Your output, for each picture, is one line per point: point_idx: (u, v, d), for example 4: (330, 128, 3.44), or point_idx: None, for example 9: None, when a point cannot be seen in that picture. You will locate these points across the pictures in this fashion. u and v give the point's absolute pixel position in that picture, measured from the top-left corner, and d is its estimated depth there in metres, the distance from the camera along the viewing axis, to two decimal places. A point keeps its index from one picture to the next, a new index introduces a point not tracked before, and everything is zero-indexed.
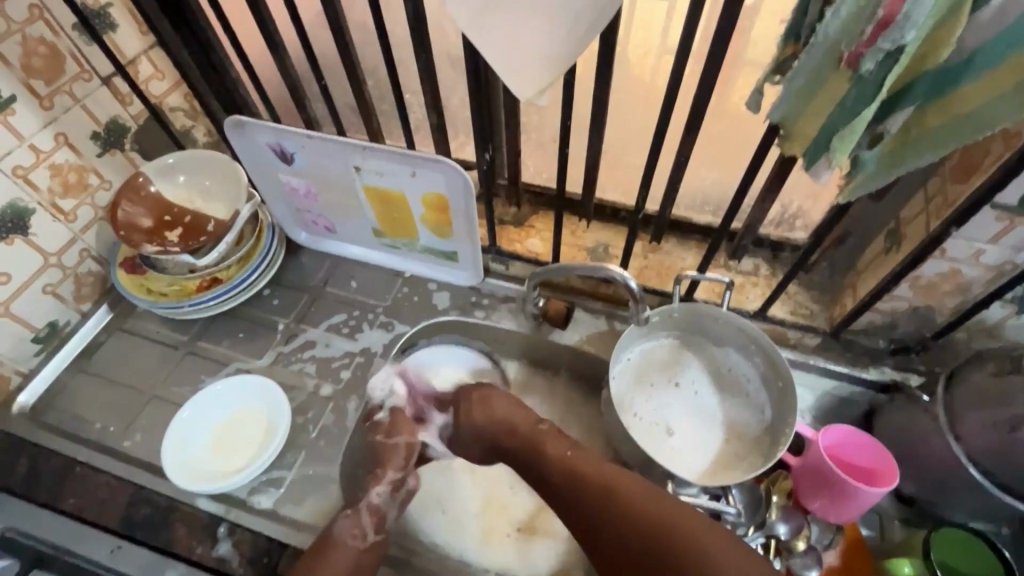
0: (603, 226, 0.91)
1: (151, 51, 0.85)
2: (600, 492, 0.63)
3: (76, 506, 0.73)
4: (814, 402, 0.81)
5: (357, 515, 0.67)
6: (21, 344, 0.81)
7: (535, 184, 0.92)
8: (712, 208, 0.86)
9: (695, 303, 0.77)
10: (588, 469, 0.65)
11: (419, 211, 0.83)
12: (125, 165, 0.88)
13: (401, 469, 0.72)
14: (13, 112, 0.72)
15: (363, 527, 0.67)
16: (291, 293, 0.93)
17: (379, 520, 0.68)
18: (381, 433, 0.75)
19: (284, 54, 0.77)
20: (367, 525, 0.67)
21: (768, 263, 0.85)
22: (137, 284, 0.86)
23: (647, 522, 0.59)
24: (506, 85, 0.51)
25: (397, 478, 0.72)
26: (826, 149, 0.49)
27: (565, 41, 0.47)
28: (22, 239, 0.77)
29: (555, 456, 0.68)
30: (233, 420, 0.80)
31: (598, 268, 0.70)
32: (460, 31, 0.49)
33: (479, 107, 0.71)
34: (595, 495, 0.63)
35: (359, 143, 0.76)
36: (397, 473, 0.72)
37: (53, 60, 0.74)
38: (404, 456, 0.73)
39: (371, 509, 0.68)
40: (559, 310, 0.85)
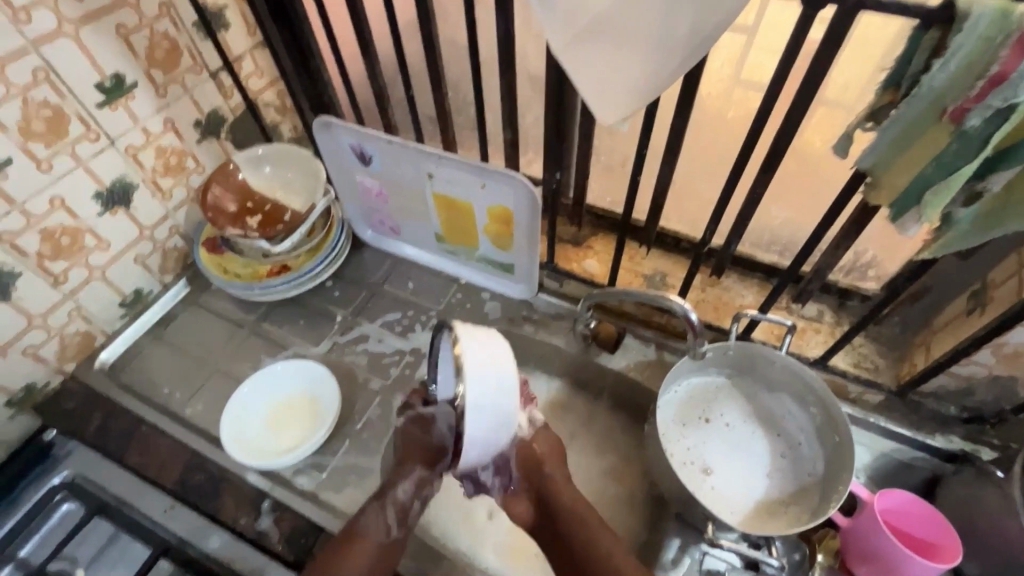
0: (662, 255, 0.91)
1: (256, 50, 0.92)
2: (584, 537, 0.68)
3: (139, 463, 0.77)
4: (871, 462, 0.75)
5: (381, 508, 0.68)
6: (112, 307, 0.88)
7: (598, 207, 0.93)
8: (779, 248, 0.84)
9: (751, 343, 0.75)
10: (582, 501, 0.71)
11: (483, 222, 0.85)
12: (219, 152, 0.95)
13: (429, 470, 0.69)
14: (134, 96, 0.79)
15: (387, 521, 0.68)
16: (352, 287, 0.97)
17: (402, 515, 0.69)
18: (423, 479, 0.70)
19: (376, 63, 0.82)
20: (390, 518, 0.68)
21: (833, 310, 0.83)
22: (214, 263, 0.93)
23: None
24: (591, 111, 0.52)
25: (423, 477, 0.69)
26: (917, 203, 0.48)
27: (654, 73, 0.48)
28: (124, 211, 0.84)
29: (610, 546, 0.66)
30: (287, 400, 0.84)
31: (657, 297, 0.69)
32: (555, 54, 0.50)
33: (556, 127, 0.73)
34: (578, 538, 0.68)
35: (435, 151, 0.79)
36: (424, 471, 0.69)
37: (173, 53, 0.82)
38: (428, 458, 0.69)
39: (395, 504, 0.68)
40: (610, 334, 0.86)
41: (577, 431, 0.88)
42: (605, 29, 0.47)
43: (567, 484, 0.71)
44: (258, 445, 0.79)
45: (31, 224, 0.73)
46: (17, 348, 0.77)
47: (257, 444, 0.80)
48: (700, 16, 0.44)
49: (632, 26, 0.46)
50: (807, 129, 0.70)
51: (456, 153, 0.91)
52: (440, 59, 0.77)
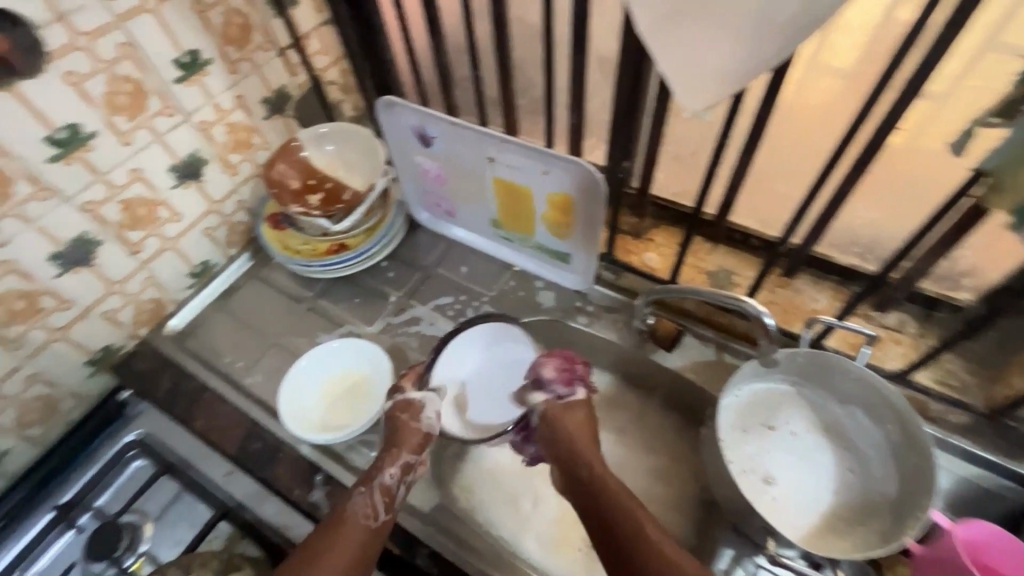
0: (729, 252, 0.86)
1: (323, 27, 0.92)
2: (607, 497, 0.65)
3: (204, 427, 0.81)
4: (949, 488, 0.69)
5: (370, 492, 0.67)
6: (181, 277, 0.92)
7: (663, 198, 0.88)
8: (860, 250, 0.78)
9: (825, 352, 0.70)
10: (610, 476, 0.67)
11: (542, 209, 0.83)
12: (284, 129, 0.97)
13: (416, 451, 0.71)
14: (208, 73, 0.81)
15: (375, 506, 0.66)
16: (406, 268, 0.98)
17: (390, 501, 0.68)
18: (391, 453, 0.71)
19: (441, 42, 0.81)
20: (378, 504, 0.67)
21: (918, 321, 0.76)
22: (276, 239, 0.94)
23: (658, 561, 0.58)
24: (677, 97, 0.49)
25: (409, 462, 0.71)
26: None
27: (751, 55, 0.44)
28: (195, 184, 0.87)
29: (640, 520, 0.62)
30: (338, 381, 0.86)
31: (732, 299, 0.65)
32: (639, 35, 0.46)
33: (626, 113, 0.69)
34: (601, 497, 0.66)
35: (498, 134, 0.77)
36: (411, 455, 0.71)
37: (245, 29, 0.83)
38: (420, 440, 0.72)
39: (382, 489, 0.68)
40: (669, 332, 0.81)
41: (627, 428, 0.86)
42: (699, 8, 0.43)
43: (591, 448, 0.70)
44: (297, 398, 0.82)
45: (113, 194, 0.77)
46: (97, 312, 0.82)
47: (296, 398, 0.83)
48: None
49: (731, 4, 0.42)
50: (911, 124, 0.65)
51: (516, 136, 0.89)
52: (508, 38, 0.75)
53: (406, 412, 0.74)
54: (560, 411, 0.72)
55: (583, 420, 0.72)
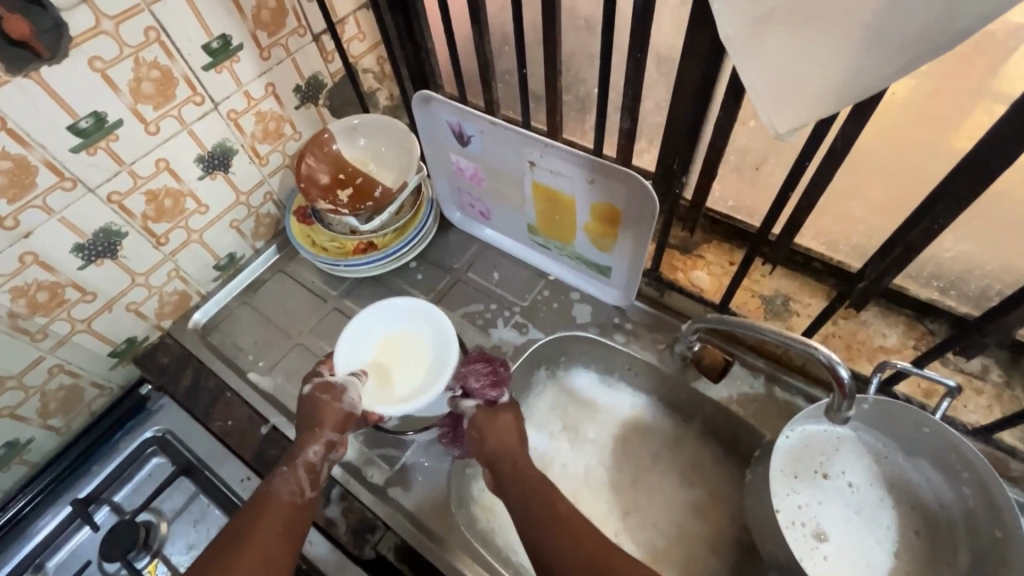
0: (787, 275, 0.79)
1: (360, 12, 0.88)
2: (531, 490, 0.65)
3: (223, 428, 0.79)
4: None
5: (293, 470, 0.66)
6: (207, 269, 0.90)
7: (717, 211, 0.82)
8: (941, 284, 0.70)
9: (892, 400, 0.62)
10: (532, 476, 0.67)
11: (584, 219, 0.77)
12: (316, 119, 0.93)
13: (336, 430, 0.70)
14: (238, 59, 0.77)
15: (301, 482, 0.66)
16: (435, 270, 0.93)
17: (315, 477, 0.68)
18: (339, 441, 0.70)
19: (485, 32, 0.75)
20: (303, 481, 0.66)
21: (1002, 367, 0.68)
22: (304, 234, 0.91)
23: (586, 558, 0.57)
24: (759, 113, 0.42)
25: (332, 440, 0.69)
26: None
27: (859, 76, 0.36)
28: (222, 175, 0.83)
29: (557, 507, 0.63)
30: (397, 337, 0.79)
31: (797, 342, 0.56)
32: (722, 41, 0.39)
33: (689, 120, 0.62)
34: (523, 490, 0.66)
35: (541, 137, 0.71)
36: (334, 434, 0.69)
37: (279, 13, 0.78)
38: (338, 420, 0.70)
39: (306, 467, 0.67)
40: (716, 361, 0.73)
41: (661, 456, 0.80)
42: (805, 13, 0.35)
43: (517, 446, 0.70)
44: (404, 333, 0.79)
45: (137, 186, 0.74)
46: (121, 304, 0.80)
47: (404, 338, 0.79)
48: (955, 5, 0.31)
49: (843, 12, 0.34)
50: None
51: (560, 137, 0.82)
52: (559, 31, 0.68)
53: (326, 392, 0.72)
54: (485, 412, 0.72)
55: (511, 424, 0.71)
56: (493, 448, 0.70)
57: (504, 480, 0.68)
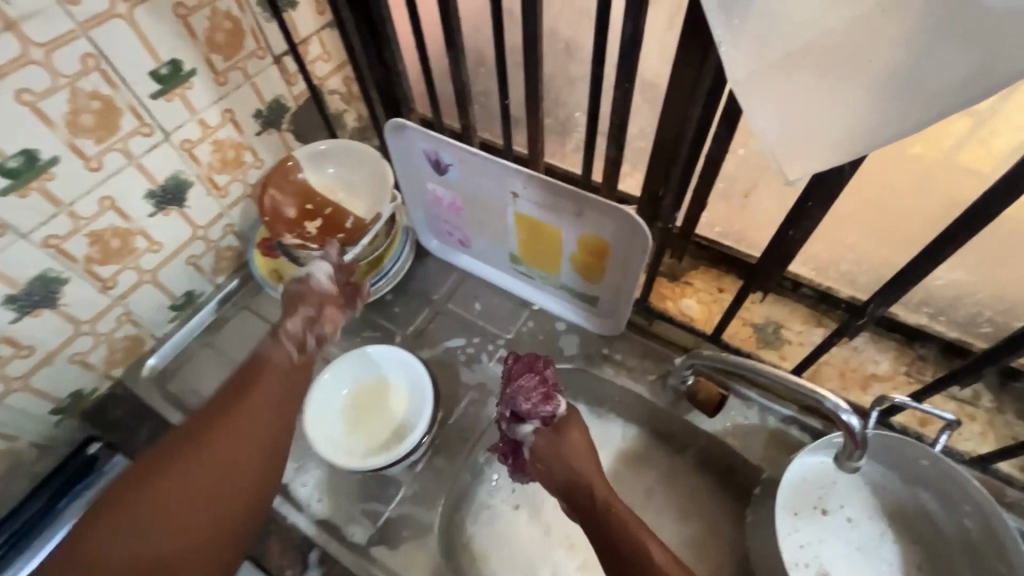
0: (776, 301, 0.77)
1: (323, 31, 0.83)
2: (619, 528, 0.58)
3: None
4: None
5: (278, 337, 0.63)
6: (162, 310, 0.82)
7: (704, 236, 0.79)
8: (930, 310, 0.69)
9: (894, 435, 0.60)
10: (617, 506, 0.60)
11: (570, 251, 0.73)
12: (279, 145, 0.87)
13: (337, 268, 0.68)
14: (191, 86, 0.70)
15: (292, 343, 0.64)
16: (413, 303, 0.88)
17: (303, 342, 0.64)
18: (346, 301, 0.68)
19: (461, 56, 0.71)
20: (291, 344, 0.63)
21: (992, 392, 0.68)
22: (270, 270, 0.86)
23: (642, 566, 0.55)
24: (770, 158, 0.39)
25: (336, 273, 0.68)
26: None
27: (881, 125, 0.34)
28: (177, 210, 0.77)
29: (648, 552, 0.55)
30: (364, 389, 0.75)
31: (799, 387, 0.54)
32: (732, 83, 0.36)
33: (680, 151, 0.60)
34: (609, 527, 0.59)
35: (524, 168, 0.67)
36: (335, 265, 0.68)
37: (235, 35, 0.72)
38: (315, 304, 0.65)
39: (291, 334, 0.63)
40: (712, 396, 0.70)
41: (658, 491, 0.77)
42: (826, 58, 0.33)
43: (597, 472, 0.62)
44: (384, 383, 0.75)
45: (79, 228, 0.67)
46: (64, 356, 0.72)
47: (383, 388, 0.75)
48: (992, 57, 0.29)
49: (869, 58, 0.32)
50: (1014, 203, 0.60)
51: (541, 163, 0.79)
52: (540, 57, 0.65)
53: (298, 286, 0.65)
54: (554, 435, 0.64)
55: (584, 444, 0.64)
56: (565, 477, 0.62)
57: (585, 514, 0.61)
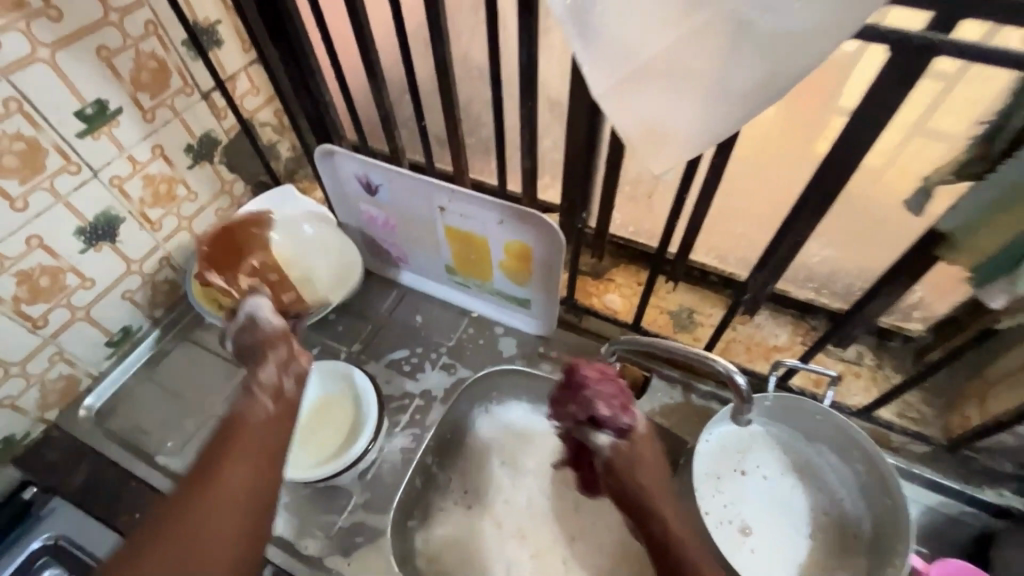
0: (689, 289, 0.86)
1: (250, 67, 0.87)
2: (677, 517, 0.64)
3: (130, 524, 0.72)
4: (917, 519, 0.70)
5: (261, 360, 0.66)
6: (96, 348, 0.82)
7: (621, 236, 0.87)
8: (815, 285, 0.79)
9: (792, 396, 0.68)
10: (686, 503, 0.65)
11: (499, 257, 0.79)
12: (212, 177, 0.89)
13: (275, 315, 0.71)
14: (117, 123, 0.73)
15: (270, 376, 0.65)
16: (357, 320, 0.92)
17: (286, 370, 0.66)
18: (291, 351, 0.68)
19: (382, 84, 0.77)
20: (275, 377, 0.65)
21: (873, 352, 0.78)
22: (209, 297, 0.86)
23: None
24: (639, 157, 0.46)
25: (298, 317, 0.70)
26: (1010, 272, 0.42)
27: (713, 124, 0.42)
28: (109, 245, 0.77)
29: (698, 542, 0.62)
30: (309, 410, 0.77)
31: (701, 357, 0.61)
32: (596, 96, 0.43)
33: (582, 159, 0.68)
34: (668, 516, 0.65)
35: (447, 184, 0.73)
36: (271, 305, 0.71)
37: (161, 74, 0.75)
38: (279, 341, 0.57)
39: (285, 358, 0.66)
40: (636, 380, 0.80)
41: None
42: (663, 72, 0.40)
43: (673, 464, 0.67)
44: (331, 396, 0.77)
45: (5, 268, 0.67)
46: None
47: (333, 403, 0.77)
48: (777, 65, 0.37)
49: (694, 71, 0.39)
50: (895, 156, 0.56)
51: (467, 178, 0.85)
52: (453, 82, 0.72)
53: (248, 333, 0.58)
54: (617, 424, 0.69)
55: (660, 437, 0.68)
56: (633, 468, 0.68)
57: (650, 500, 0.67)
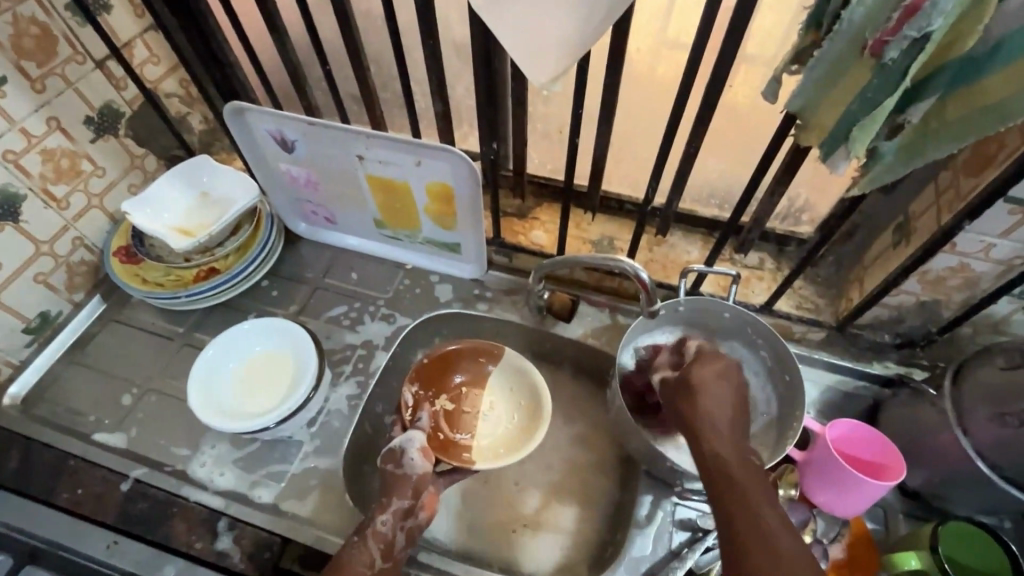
0: (609, 219, 0.91)
1: (147, 34, 0.84)
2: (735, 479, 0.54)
3: (72, 500, 0.71)
4: (820, 398, 0.78)
5: (363, 541, 0.64)
6: (14, 334, 0.79)
7: (540, 175, 0.91)
8: (718, 201, 0.86)
9: (702, 298, 0.75)
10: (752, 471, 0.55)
11: (423, 202, 0.81)
12: (120, 152, 0.86)
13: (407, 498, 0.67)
14: (3, 94, 0.70)
15: (372, 554, 0.64)
16: (291, 284, 0.92)
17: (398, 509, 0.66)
18: (392, 463, 0.70)
19: (285, 38, 0.76)
20: (389, 525, 0.66)
21: (773, 257, 0.85)
22: (131, 273, 0.84)
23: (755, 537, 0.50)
24: (522, 70, 0.50)
25: (403, 508, 0.67)
26: (845, 141, 0.49)
27: (579, 29, 0.47)
28: (12, 225, 0.75)
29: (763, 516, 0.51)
30: (250, 368, 0.77)
31: (608, 260, 0.69)
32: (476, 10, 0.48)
33: (487, 95, 0.71)
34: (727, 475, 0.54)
35: (363, 130, 0.74)
36: (403, 501, 0.67)
37: (46, 41, 0.72)
38: (412, 487, 0.68)
39: (376, 537, 0.65)
40: (563, 304, 0.85)
41: None
42: None
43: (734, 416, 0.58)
44: (270, 353, 0.78)
45: None
46: None
47: (274, 359, 0.78)
48: None
49: None
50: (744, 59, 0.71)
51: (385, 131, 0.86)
52: (356, 29, 0.72)
53: (394, 463, 0.69)
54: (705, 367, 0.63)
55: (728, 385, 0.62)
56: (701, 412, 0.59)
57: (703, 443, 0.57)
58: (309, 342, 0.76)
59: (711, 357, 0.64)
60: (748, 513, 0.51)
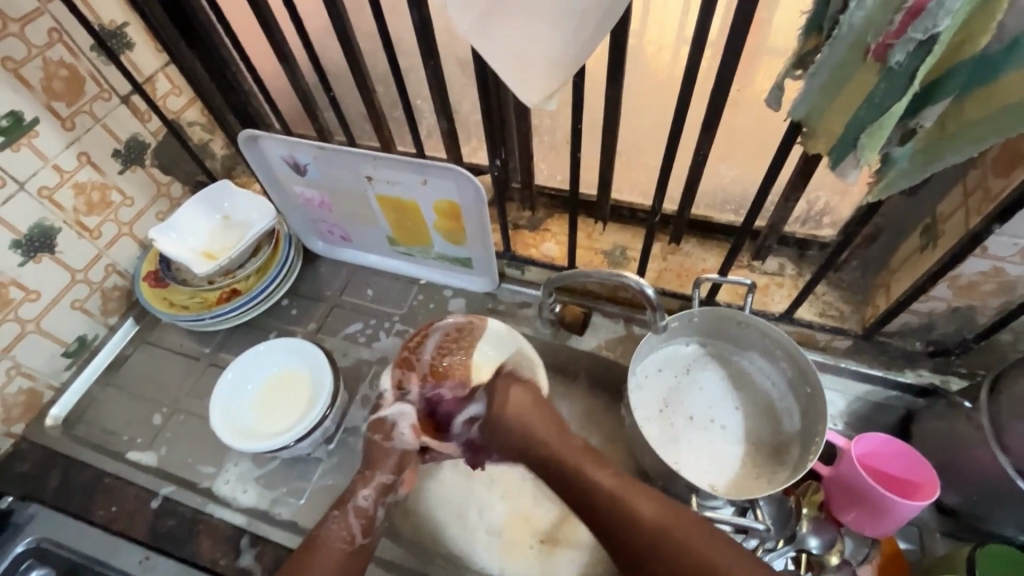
0: (620, 228, 0.90)
1: (167, 68, 0.88)
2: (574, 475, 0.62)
3: (109, 516, 0.75)
4: (846, 408, 0.76)
5: (344, 516, 0.65)
6: (54, 359, 0.84)
7: (549, 187, 0.90)
8: (734, 207, 0.83)
9: (718, 307, 0.73)
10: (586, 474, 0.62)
11: (432, 219, 0.82)
12: (146, 180, 0.90)
13: (391, 472, 0.68)
14: (37, 134, 0.74)
15: (350, 529, 0.64)
16: (309, 303, 0.94)
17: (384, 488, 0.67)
18: (381, 432, 0.70)
19: (295, 65, 0.78)
20: (371, 497, 0.66)
21: (794, 262, 0.82)
22: (159, 296, 0.88)
23: (656, 537, 0.57)
24: (514, 92, 0.50)
25: (386, 481, 0.68)
26: (854, 147, 0.47)
27: (569, 46, 0.46)
28: (49, 256, 0.79)
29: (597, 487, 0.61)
30: (269, 386, 0.80)
31: (612, 276, 0.68)
32: (462, 34, 0.48)
33: (490, 113, 0.71)
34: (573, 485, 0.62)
35: (369, 152, 0.76)
36: (386, 475, 0.68)
37: (73, 81, 0.77)
38: (397, 461, 0.69)
39: (357, 512, 0.65)
40: (576, 316, 0.84)
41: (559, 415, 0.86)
42: (513, 8, 0.45)
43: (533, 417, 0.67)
44: (289, 373, 0.80)
45: None
46: None
47: (291, 378, 0.80)
48: None
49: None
50: (759, 59, 0.67)
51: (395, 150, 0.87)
52: (359, 52, 0.73)
53: (381, 433, 0.70)
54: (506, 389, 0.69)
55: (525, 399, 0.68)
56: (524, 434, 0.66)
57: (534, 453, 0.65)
58: (326, 362, 0.78)
59: (520, 394, 0.68)
60: (633, 523, 0.58)
